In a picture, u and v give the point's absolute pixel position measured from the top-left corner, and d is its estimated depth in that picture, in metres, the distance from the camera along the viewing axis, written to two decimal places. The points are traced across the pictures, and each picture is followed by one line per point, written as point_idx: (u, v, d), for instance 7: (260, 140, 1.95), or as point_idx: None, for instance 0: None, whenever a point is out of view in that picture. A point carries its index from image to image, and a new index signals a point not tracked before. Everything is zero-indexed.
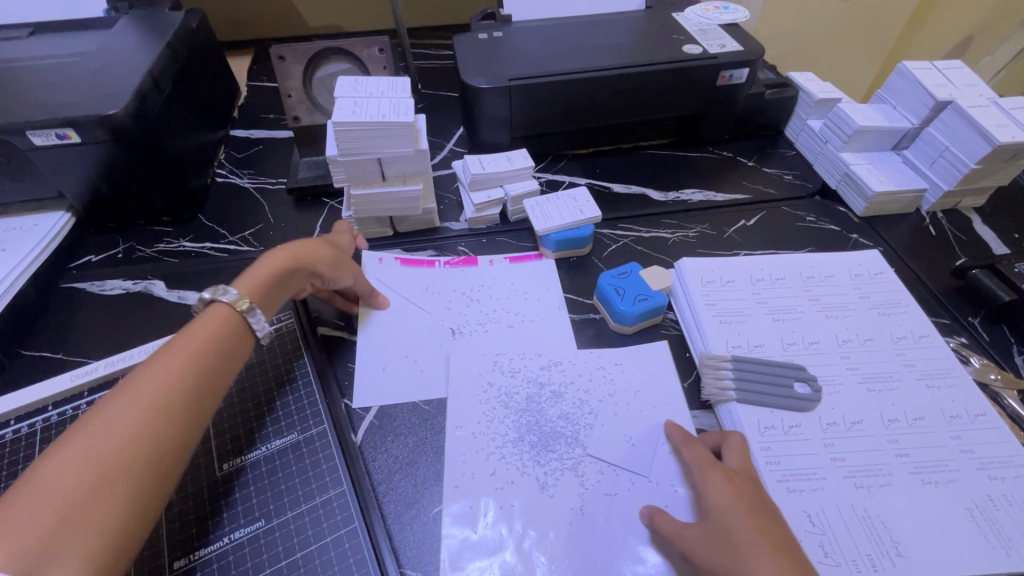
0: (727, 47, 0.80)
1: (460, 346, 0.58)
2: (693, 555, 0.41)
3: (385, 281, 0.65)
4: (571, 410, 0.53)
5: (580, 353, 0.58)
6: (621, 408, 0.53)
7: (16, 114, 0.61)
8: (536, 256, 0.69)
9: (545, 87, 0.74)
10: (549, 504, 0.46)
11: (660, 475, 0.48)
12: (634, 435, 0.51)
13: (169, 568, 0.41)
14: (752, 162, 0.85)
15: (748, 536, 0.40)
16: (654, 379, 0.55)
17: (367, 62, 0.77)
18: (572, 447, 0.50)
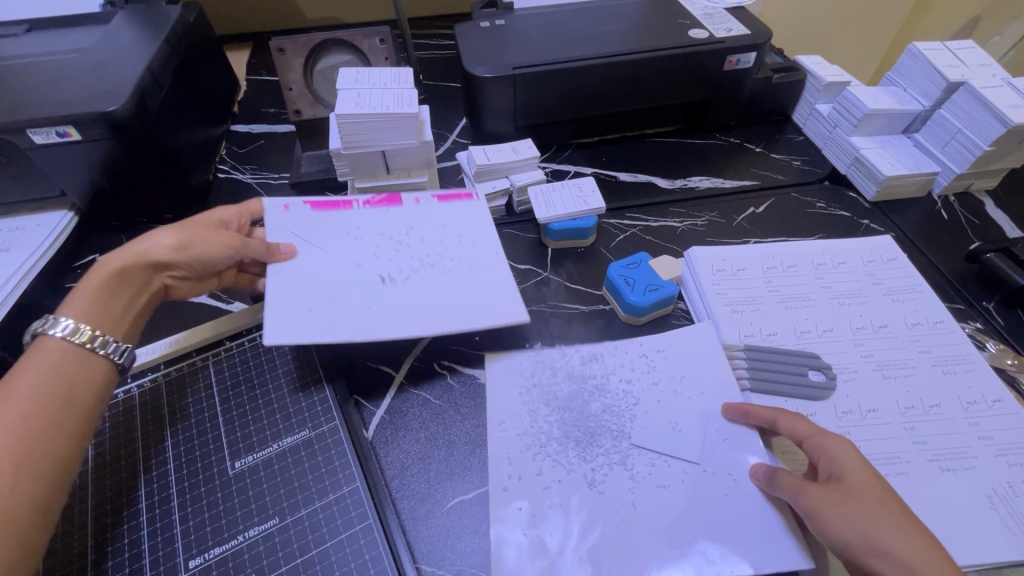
0: (733, 31, 0.78)
1: (392, 296, 0.53)
2: (824, 516, 0.41)
3: (293, 227, 0.57)
4: (616, 402, 0.52)
5: (620, 344, 0.57)
6: (657, 396, 0.52)
7: (16, 112, 0.60)
8: (466, 195, 0.65)
9: (549, 75, 0.73)
10: (602, 500, 0.45)
11: (711, 465, 0.47)
12: (680, 421, 0.50)
13: (185, 567, 0.41)
14: (760, 148, 0.84)
15: (876, 501, 0.40)
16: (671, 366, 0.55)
17: (368, 53, 0.76)
18: (619, 440, 0.49)
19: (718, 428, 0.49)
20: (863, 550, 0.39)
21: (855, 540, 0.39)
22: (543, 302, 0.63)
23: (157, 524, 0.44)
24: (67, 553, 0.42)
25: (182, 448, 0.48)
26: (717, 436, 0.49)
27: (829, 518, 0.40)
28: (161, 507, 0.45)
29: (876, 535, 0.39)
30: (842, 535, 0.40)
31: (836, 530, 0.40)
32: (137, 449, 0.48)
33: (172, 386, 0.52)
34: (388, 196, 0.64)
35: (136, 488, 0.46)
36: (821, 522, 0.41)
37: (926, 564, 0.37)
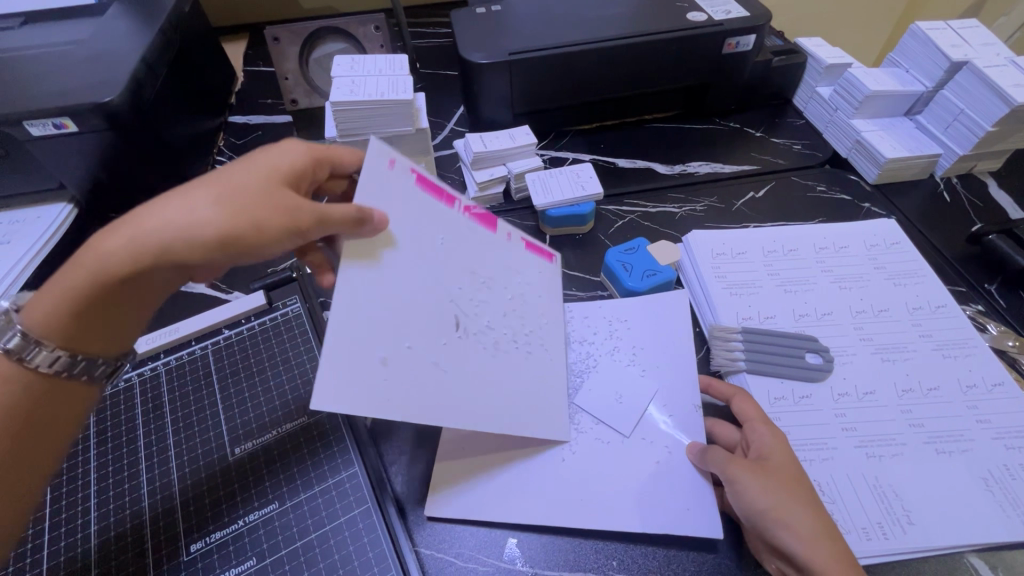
0: (732, 13, 0.77)
1: (461, 351, 0.43)
2: (743, 484, 0.42)
3: (393, 204, 0.40)
4: (575, 362, 0.54)
5: (589, 311, 0.58)
6: (613, 363, 0.54)
7: (12, 103, 0.60)
8: (549, 255, 0.57)
9: (545, 60, 0.73)
10: (541, 447, 0.48)
11: (648, 433, 0.49)
12: (625, 393, 0.51)
13: (186, 551, 0.42)
14: (761, 133, 0.83)
15: (793, 486, 0.42)
16: (671, 348, 0.54)
17: (364, 41, 0.76)
18: (570, 397, 0.52)
19: (665, 401, 0.51)
20: (770, 519, 0.40)
21: (764, 511, 0.41)
22: None
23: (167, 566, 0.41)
24: (70, 567, 0.42)
25: (186, 439, 0.48)
26: (664, 404, 0.50)
27: (747, 486, 0.42)
28: (164, 493, 0.45)
29: (783, 509, 0.40)
30: (754, 503, 0.41)
31: (750, 497, 0.42)
32: (137, 437, 0.48)
33: (172, 374, 0.52)
34: (484, 217, 0.49)
35: (141, 517, 0.44)
36: (738, 490, 0.42)
37: (823, 547, 0.39)
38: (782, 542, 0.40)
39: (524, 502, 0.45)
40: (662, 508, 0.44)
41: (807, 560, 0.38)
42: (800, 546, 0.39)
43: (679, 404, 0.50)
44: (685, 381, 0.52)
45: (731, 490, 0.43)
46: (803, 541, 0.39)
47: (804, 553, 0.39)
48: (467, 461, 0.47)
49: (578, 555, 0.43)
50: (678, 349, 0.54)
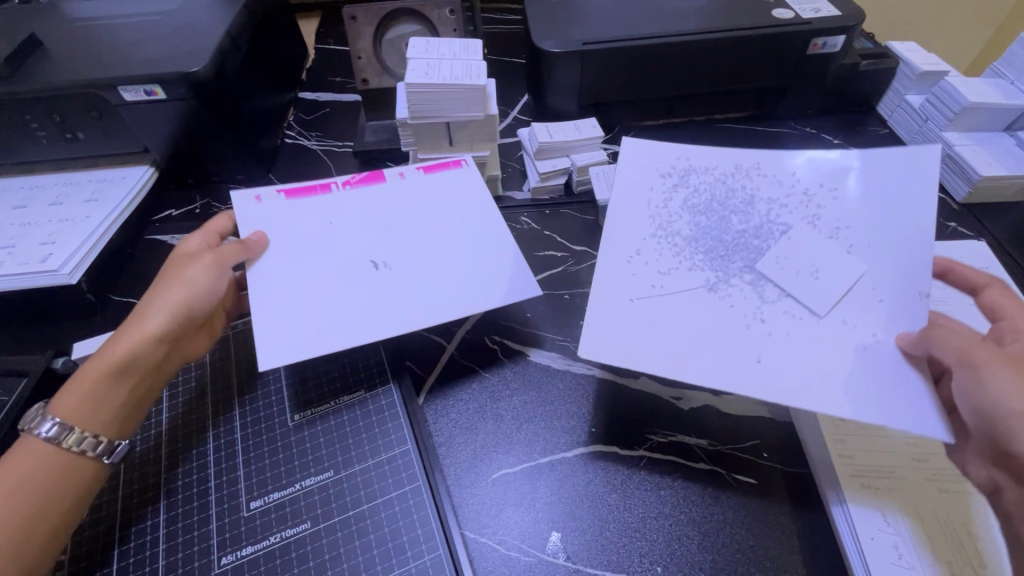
0: (822, 11, 0.73)
1: (382, 277, 0.50)
2: (990, 371, 0.39)
3: (267, 222, 0.53)
4: (760, 223, 0.48)
5: (770, 168, 0.51)
6: (808, 230, 0.46)
7: (108, 69, 0.64)
8: (454, 164, 0.61)
9: (618, 53, 0.71)
10: (718, 311, 0.44)
11: (849, 314, 0.43)
12: (822, 267, 0.45)
13: (247, 507, 0.44)
14: (838, 140, 0.79)
15: None
16: (889, 211, 0.46)
17: (437, 24, 0.76)
18: (751, 260, 0.46)
19: (878, 282, 0.44)
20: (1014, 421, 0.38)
21: (1010, 413, 0.38)
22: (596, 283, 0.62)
23: (226, 522, 0.43)
24: (139, 513, 0.44)
25: (247, 402, 0.50)
26: (877, 284, 0.43)
27: (998, 378, 0.39)
28: (226, 449, 0.47)
29: None
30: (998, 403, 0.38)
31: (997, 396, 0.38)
32: (204, 395, 0.51)
33: (239, 339, 0.55)
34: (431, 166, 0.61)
35: (206, 488, 0.45)
36: (986, 380, 0.39)
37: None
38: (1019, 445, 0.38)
39: (703, 359, 0.42)
40: (873, 396, 0.39)
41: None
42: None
43: (891, 282, 0.43)
44: (910, 259, 0.44)
45: (964, 381, 0.40)
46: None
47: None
48: (647, 313, 0.44)
49: (623, 556, 0.43)
50: (899, 225, 0.45)
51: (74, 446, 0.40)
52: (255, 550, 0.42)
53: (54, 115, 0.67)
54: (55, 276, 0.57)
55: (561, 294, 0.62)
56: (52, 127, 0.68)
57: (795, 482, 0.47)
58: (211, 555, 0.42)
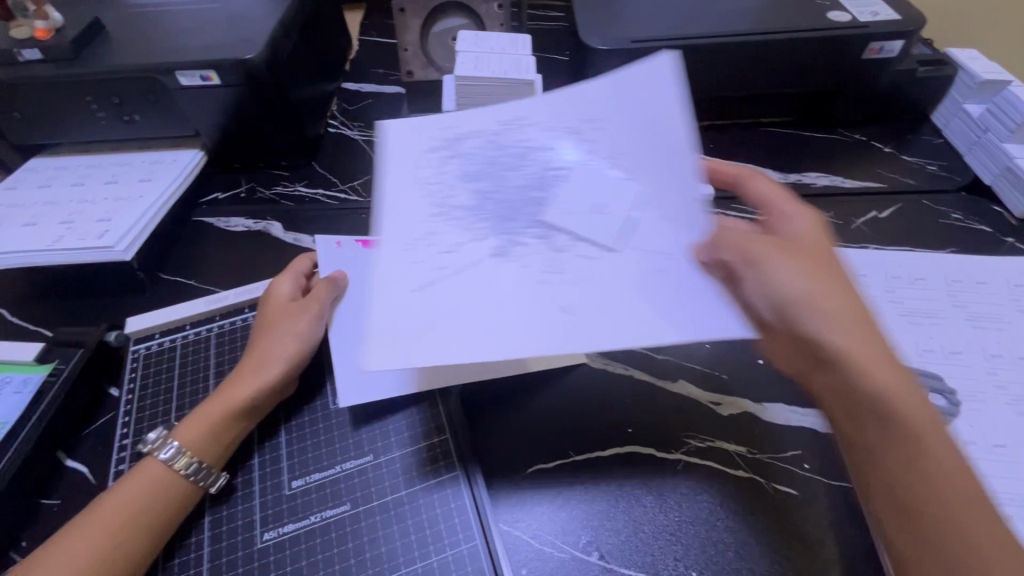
0: (879, 15, 0.71)
1: None
2: (753, 254, 0.37)
3: (344, 265, 0.55)
4: (533, 176, 0.46)
5: (558, 112, 0.50)
6: (592, 170, 0.45)
7: (168, 54, 0.66)
8: None
9: (666, 53, 0.70)
10: (523, 274, 0.40)
11: (645, 243, 0.41)
12: (596, 203, 0.43)
13: (288, 486, 0.45)
14: (889, 149, 0.77)
15: (843, 284, 0.36)
16: (672, 155, 0.43)
17: (484, 18, 0.76)
18: (537, 213, 0.43)
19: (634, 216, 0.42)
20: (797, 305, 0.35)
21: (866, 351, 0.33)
22: None
23: (268, 499, 0.44)
24: None
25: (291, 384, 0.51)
26: (658, 211, 0.42)
27: (780, 270, 0.36)
28: (268, 427, 0.48)
29: (827, 299, 0.35)
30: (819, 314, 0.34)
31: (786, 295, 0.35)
32: None
33: None
34: None
35: (248, 466, 0.46)
36: (766, 273, 0.36)
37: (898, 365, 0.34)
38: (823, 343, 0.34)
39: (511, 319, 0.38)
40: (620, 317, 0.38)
41: (885, 371, 0.33)
42: (832, 335, 0.34)
43: (658, 203, 0.42)
44: (672, 185, 0.43)
45: (755, 281, 0.36)
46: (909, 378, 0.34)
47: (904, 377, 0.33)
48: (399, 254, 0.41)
49: (657, 557, 0.42)
50: (670, 154, 0.43)
51: (186, 471, 0.42)
52: (296, 528, 0.43)
53: (113, 97, 0.69)
54: (110, 253, 0.59)
55: None
56: (110, 109, 0.70)
57: (837, 495, 0.46)
58: (254, 530, 0.42)
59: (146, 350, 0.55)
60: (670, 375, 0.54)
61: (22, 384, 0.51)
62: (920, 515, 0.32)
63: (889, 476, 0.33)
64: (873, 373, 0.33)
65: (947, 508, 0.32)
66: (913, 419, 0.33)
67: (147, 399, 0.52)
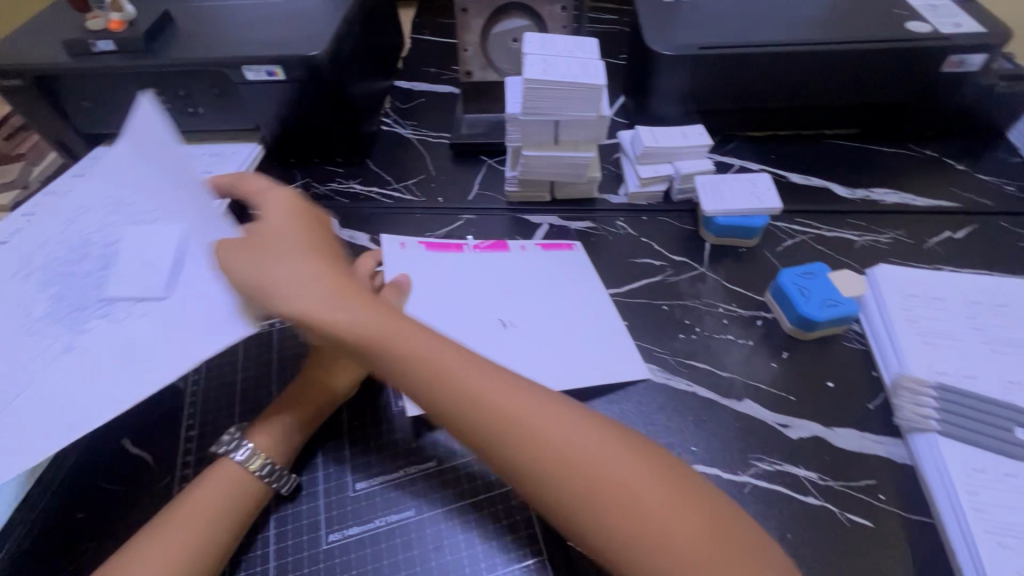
0: (963, 27, 0.68)
1: (511, 341, 0.53)
2: (241, 251, 0.44)
3: (409, 267, 0.59)
4: (109, 252, 0.50)
5: (106, 184, 0.53)
6: (136, 232, 0.50)
7: (236, 49, 0.67)
8: (567, 245, 0.65)
9: (734, 60, 0.69)
10: (69, 371, 0.42)
11: (188, 291, 0.47)
12: (149, 256, 0.48)
13: (352, 488, 0.45)
14: (962, 166, 0.74)
15: (293, 252, 0.44)
16: (169, 184, 0.50)
17: (547, 20, 0.75)
18: (103, 291, 0.47)
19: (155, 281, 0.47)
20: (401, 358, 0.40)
21: (440, 375, 0.40)
22: (697, 297, 0.60)
23: (333, 499, 0.44)
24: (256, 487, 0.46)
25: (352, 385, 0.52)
26: (198, 238, 0.49)
27: (235, 266, 0.44)
28: (331, 427, 0.48)
29: (263, 271, 0.43)
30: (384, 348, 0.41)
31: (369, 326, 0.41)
32: None
33: None
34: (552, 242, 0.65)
35: (313, 466, 0.46)
36: (232, 275, 0.44)
37: (608, 437, 0.38)
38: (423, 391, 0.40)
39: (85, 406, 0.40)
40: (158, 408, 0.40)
41: (593, 449, 0.37)
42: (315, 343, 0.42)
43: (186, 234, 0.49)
44: (189, 234, 0.49)
45: (245, 273, 0.43)
46: (488, 427, 0.38)
47: (488, 429, 0.38)
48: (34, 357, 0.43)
49: None
50: (184, 184, 0.50)
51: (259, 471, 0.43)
52: (361, 531, 0.42)
53: (180, 89, 0.70)
54: None
55: (660, 305, 0.60)
56: (176, 101, 0.71)
57: (915, 529, 0.44)
58: (320, 531, 0.42)
59: None
60: (735, 393, 0.52)
61: None
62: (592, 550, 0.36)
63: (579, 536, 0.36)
64: (523, 439, 0.37)
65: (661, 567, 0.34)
66: (598, 480, 0.36)
67: (211, 402, 0.52)
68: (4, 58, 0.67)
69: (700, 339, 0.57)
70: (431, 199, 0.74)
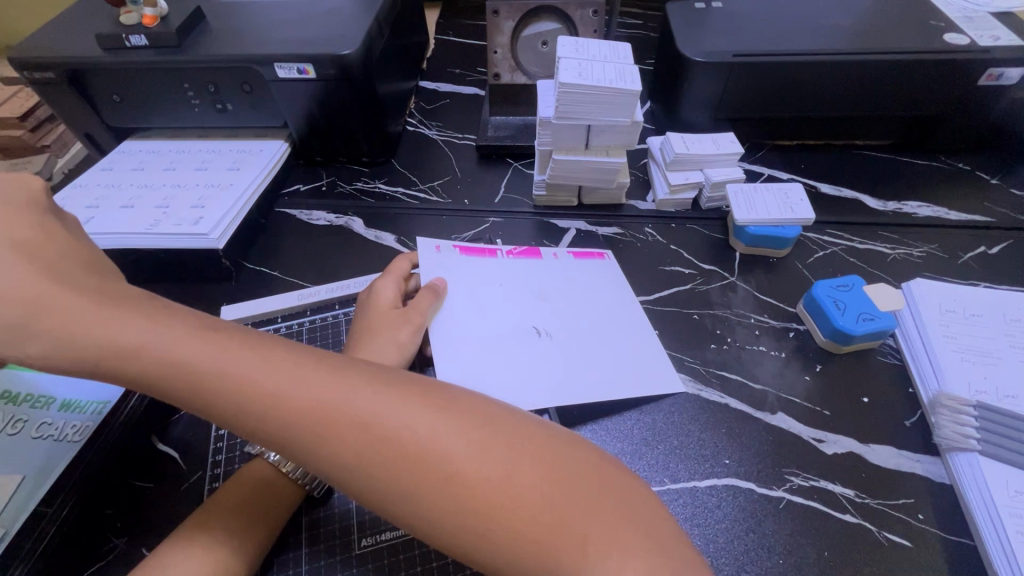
0: (1001, 40, 0.67)
1: (545, 350, 0.53)
2: None
3: (441, 269, 0.58)
4: None
5: None
6: None
7: (268, 46, 0.67)
8: (599, 255, 0.65)
9: (767, 68, 0.68)
10: None
11: None
12: None
13: None
14: (996, 180, 0.73)
15: None
16: None
17: (578, 24, 0.75)
18: None
19: None
20: (171, 374, 0.34)
21: (225, 374, 0.35)
22: (728, 307, 0.60)
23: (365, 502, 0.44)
24: None
25: None
26: None
27: None
28: None
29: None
30: (146, 359, 0.34)
31: (118, 342, 0.34)
32: None
33: None
34: (583, 250, 0.65)
35: None
36: None
37: (438, 406, 0.36)
38: (212, 403, 0.35)
39: None
40: None
41: (403, 410, 0.35)
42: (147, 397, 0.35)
43: None
44: None
45: None
46: (286, 426, 0.34)
47: (297, 427, 0.34)
48: None
49: None
50: None
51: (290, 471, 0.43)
52: (395, 536, 0.42)
53: (209, 86, 0.70)
54: (204, 241, 0.60)
55: (690, 314, 0.59)
56: (205, 97, 0.71)
57: (957, 551, 0.43)
58: (352, 535, 0.42)
59: None
60: (768, 407, 0.52)
61: None
62: (440, 530, 0.33)
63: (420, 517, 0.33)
64: (333, 427, 0.34)
65: (512, 509, 0.32)
66: (418, 440, 0.34)
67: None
68: (34, 51, 0.67)
69: (731, 350, 0.56)
70: (457, 201, 0.74)
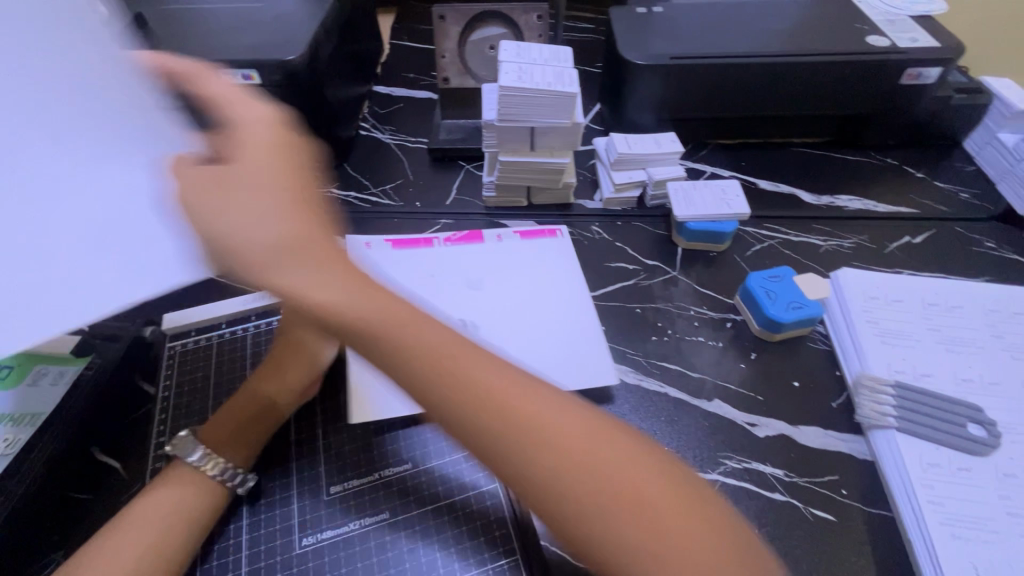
0: (919, 42, 0.71)
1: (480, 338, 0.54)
2: (185, 197, 0.36)
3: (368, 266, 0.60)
4: None
5: None
6: None
7: (212, 52, 0.67)
8: (549, 233, 0.66)
9: (704, 70, 0.71)
10: None
11: None
12: None
13: (327, 492, 0.45)
14: (922, 174, 0.77)
15: (274, 188, 0.37)
16: None
17: (523, 28, 0.77)
18: None
19: None
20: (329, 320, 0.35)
21: (399, 339, 0.36)
22: (670, 300, 0.62)
23: (307, 503, 0.45)
24: None
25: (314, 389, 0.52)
26: None
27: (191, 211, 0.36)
28: (304, 435, 0.49)
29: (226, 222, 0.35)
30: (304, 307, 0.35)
31: (303, 296, 0.34)
32: None
33: None
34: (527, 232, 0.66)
35: (285, 476, 0.46)
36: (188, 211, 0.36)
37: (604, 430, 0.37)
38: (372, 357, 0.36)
39: None
40: None
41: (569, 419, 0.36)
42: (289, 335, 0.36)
43: None
44: None
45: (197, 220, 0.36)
46: (444, 384, 0.36)
47: (457, 402, 0.35)
48: None
49: None
50: None
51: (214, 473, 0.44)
52: (337, 534, 0.43)
53: None
54: None
55: (633, 307, 0.61)
56: None
57: (876, 523, 0.46)
58: (292, 535, 0.43)
59: (182, 346, 0.56)
60: (705, 394, 0.54)
61: (59, 376, 0.50)
62: (577, 528, 0.34)
63: (554, 492, 0.34)
64: (489, 408, 0.35)
65: (646, 538, 0.33)
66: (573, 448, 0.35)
67: (183, 408, 0.52)
68: None
69: (672, 341, 0.58)
70: (409, 204, 0.75)
